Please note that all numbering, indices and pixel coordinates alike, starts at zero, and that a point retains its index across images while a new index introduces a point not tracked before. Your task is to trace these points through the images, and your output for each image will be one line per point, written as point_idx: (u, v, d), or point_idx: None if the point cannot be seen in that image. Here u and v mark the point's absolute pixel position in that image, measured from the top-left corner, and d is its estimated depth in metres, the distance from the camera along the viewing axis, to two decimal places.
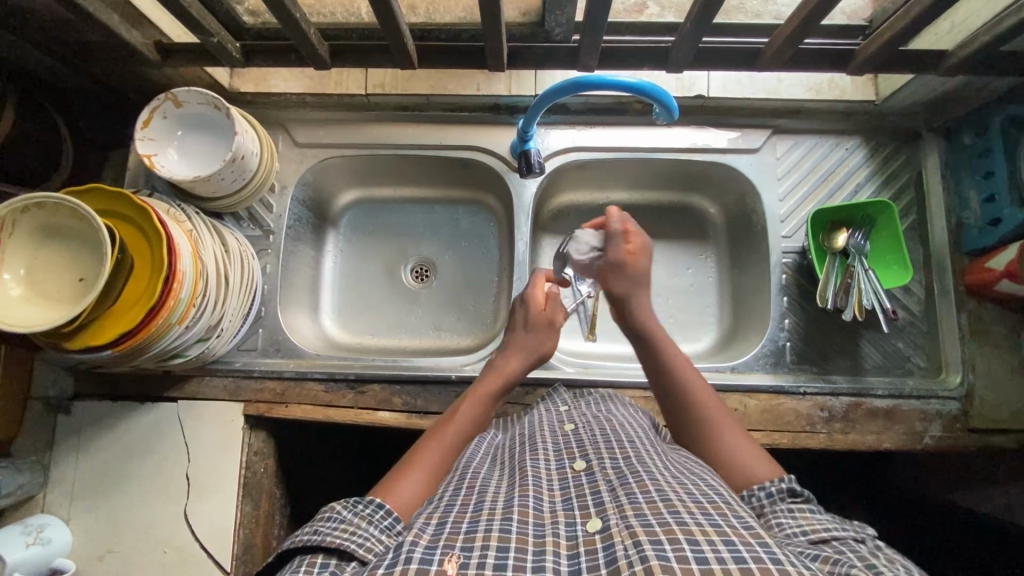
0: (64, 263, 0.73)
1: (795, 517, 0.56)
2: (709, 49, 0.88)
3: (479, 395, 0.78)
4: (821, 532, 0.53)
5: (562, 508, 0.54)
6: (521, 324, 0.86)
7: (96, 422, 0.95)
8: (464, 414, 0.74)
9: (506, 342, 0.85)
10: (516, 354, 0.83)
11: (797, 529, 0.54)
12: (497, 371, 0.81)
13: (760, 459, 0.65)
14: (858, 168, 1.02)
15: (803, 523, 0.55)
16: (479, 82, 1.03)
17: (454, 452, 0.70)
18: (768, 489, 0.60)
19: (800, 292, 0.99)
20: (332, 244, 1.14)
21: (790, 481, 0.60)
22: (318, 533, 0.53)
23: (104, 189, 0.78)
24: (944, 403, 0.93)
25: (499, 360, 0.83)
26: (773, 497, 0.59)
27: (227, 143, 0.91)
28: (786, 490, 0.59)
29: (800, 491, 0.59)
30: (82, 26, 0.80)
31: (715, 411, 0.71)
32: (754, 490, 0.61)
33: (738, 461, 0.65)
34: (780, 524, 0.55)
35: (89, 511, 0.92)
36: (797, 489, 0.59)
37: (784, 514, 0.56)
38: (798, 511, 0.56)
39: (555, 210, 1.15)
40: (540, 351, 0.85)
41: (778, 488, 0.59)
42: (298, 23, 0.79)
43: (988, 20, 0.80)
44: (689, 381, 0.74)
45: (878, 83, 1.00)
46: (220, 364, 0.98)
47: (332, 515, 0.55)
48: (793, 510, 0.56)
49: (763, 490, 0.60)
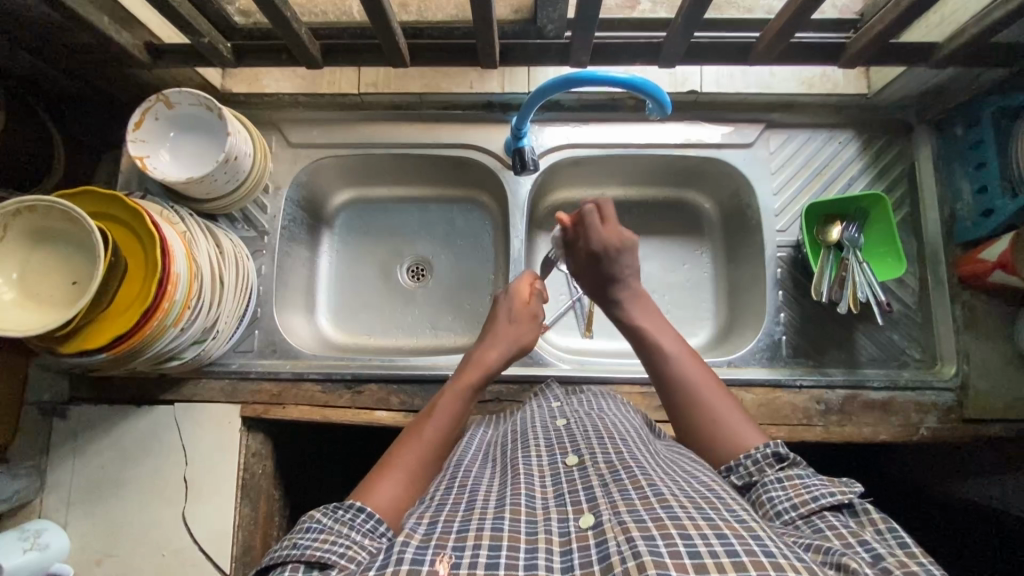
0: (54, 267, 0.72)
1: (784, 487, 0.56)
2: (701, 44, 0.88)
3: (457, 388, 0.75)
4: (809, 503, 0.53)
5: (555, 504, 0.54)
6: (503, 315, 0.86)
7: (91, 426, 0.95)
8: (445, 407, 0.72)
9: (488, 333, 0.84)
10: (496, 346, 0.82)
11: (786, 503, 0.54)
12: (476, 362, 0.79)
13: (745, 425, 0.66)
14: (851, 162, 1.03)
15: (792, 494, 0.55)
16: (472, 80, 1.03)
17: (441, 444, 0.69)
18: (755, 457, 0.61)
19: (795, 286, 1.00)
20: (327, 245, 1.14)
21: (776, 446, 0.60)
22: (296, 546, 0.52)
23: (95, 193, 0.78)
24: (938, 394, 0.94)
25: (479, 352, 0.81)
26: (760, 464, 0.60)
27: (220, 144, 0.90)
28: (772, 455, 0.60)
29: (786, 454, 0.60)
30: (71, 28, 0.80)
31: (702, 380, 0.70)
32: (740, 460, 0.62)
33: (725, 429, 0.65)
34: (770, 498, 0.56)
35: (86, 515, 0.92)
36: (783, 452, 0.60)
37: (773, 485, 0.56)
38: (785, 478, 0.56)
39: (551, 207, 1.15)
40: (520, 343, 0.84)
41: (763, 454, 0.60)
42: (289, 23, 0.79)
43: (977, 13, 0.81)
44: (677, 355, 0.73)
45: (870, 75, 1.01)
46: (217, 366, 0.98)
47: (312, 525, 0.54)
48: (780, 479, 0.57)
49: (749, 458, 0.61)
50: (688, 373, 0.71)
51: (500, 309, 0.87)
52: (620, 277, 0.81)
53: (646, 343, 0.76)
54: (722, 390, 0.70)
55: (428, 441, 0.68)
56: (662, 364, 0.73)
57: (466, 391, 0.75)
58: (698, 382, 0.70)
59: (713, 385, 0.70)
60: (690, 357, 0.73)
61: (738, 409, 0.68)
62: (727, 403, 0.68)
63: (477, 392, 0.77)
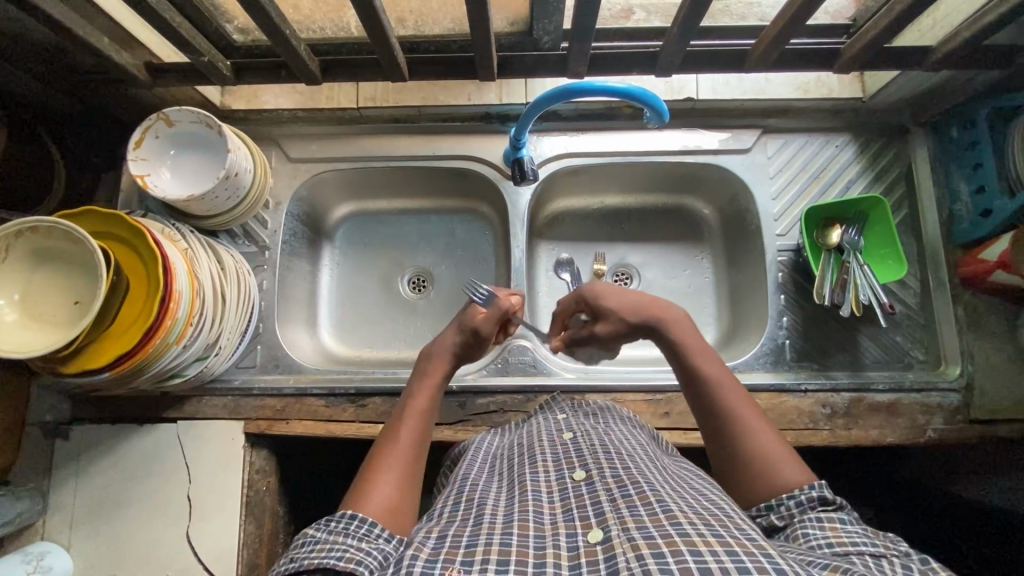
0: (56, 289, 0.72)
1: (822, 527, 0.55)
2: (697, 52, 0.89)
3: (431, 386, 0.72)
4: (847, 545, 0.52)
5: (563, 519, 0.53)
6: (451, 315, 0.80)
7: (94, 446, 0.94)
8: (413, 406, 0.69)
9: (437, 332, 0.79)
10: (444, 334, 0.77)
11: (822, 541, 0.53)
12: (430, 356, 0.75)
13: (791, 464, 0.62)
14: (848, 165, 1.03)
15: (831, 535, 0.54)
16: (471, 91, 1.04)
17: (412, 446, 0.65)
18: (798, 498, 0.58)
19: (798, 290, 1.00)
20: (328, 258, 1.14)
21: (820, 489, 0.58)
22: (294, 560, 0.53)
23: (98, 211, 0.77)
24: (944, 395, 0.94)
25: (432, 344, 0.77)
26: (803, 505, 0.58)
27: (221, 161, 0.90)
28: (816, 498, 0.58)
29: (832, 499, 0.58)
30: (72, 49, 0.80)
31: (746, 417, 0.66)
32: (782, 498, 0.59)
33: (768, 467, 0.62)
34: (806, 534, 0.55)
35: (89, 536, 0.91)
36: (828, 496, 0.58)
37: (810, 524, 0.55)
38: (825, 521, 0.55)
39: (550, 216, 1.15)
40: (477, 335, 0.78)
41: (808, 497, 0.58)
42: (288, 41, 0.79)
43: (969, 16, 0.82)
44: (721, 387, 0.68)
45: (864, 79, 1.02)
46: (220, 383, 0.97)
47: (307, 540, 0.54)
48: (820, 519, 0.55)
49: (792, 498, 0.59)
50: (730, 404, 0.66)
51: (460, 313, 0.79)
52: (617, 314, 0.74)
53: (690, 371, 0.70)
54: (758, 419, 0.66)
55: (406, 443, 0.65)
56: (703, 397, 0.68)
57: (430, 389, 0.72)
58: (746, 420, 0.65)
59: (760, 422, 0.66)
60: (729, 381, 0.68)
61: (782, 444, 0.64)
62: (767, 435, 0.65)
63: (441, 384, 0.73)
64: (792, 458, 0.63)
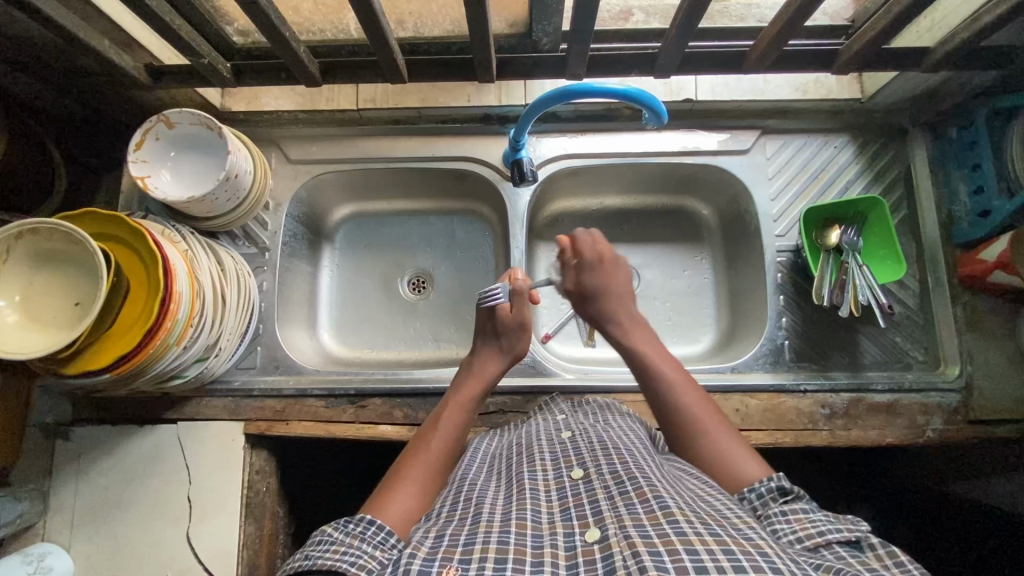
0: (58, 291, 0.72)
1: (788, 520, 0.54)
2: (696, 53, 0.89)
3: (459, 401, 0.76)
4: (817, 537, 0.52)
5: (561, 518, 0.53)
6: (489, 327, 0.85)
7: (94, 447, 0.94)
8: (448, 422, 0.72)
9: (477, 349, 0.85)
10: (493, 359, 0.83)
11: (792, 535, 0.53)
12: (474, 377, 0.80)
13: (749, 460, 0.64)
14: (847, 166, 1.03)
15: (798, 526, 0.53)
16: (470, 93, 1.04)
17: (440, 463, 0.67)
18: (759, 490, 0.59)
19: (797, 290, 1.00)
20: (329, 259, 1.14)
21: (778, 479, 0.59)
22: (309, 558, 0.53)
23: (98, 214, 0.77)
24: (943, 395, 0.94)
25: (478, 364, 0.83)
26: (764, 498, 0.58)
27: (221, 163, 0.91)
28: (776, 489, 0.58)
29: (790, 489, 0.58)
30: (73, 52, 0.81)
31: (704, 416, 0.69)
32: (745, 492, 0.60)
33: (728, 466, 0.64)
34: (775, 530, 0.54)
35: (90, 537, 0.91)
36: (786, 486, 0.59)
37: (778, 518, 0.55)
38: (790, 512, 0.55)
39: (549, 217, 1.15)
40: (513, 354, 0.85)
41: (768, 488, 0.59)
42: (288, 43, 0.79)
43: (967, 18, 0.82)
44: (675, 391, 0.72)
45: (864, 80, 1.01)
46: (220, 384, 0.97)
47: (323, 539, 0.54)
48: (785, 512, 0.55)
49: (754, 491, 0.59)
50: (686, 408, 0.70)
51: (485, 324, 0.86)
52: (607, 291, 0.84)
53: (650, 381, 0.74)
54: (715, 418, 0.69)
55: (434, 458, 0.67)
56: (661, 402, 0.72)
57: (468, 407, 0.76)
58: (703, 422, 0.68)
59: (716, 423, 0.69)
60: (685, 384, 0.73)
61: (741, 442, 0.67)
62: (723, 434, 0.67)
63: (475, 406, 0.78)
64: (750, 455, 0.65)
